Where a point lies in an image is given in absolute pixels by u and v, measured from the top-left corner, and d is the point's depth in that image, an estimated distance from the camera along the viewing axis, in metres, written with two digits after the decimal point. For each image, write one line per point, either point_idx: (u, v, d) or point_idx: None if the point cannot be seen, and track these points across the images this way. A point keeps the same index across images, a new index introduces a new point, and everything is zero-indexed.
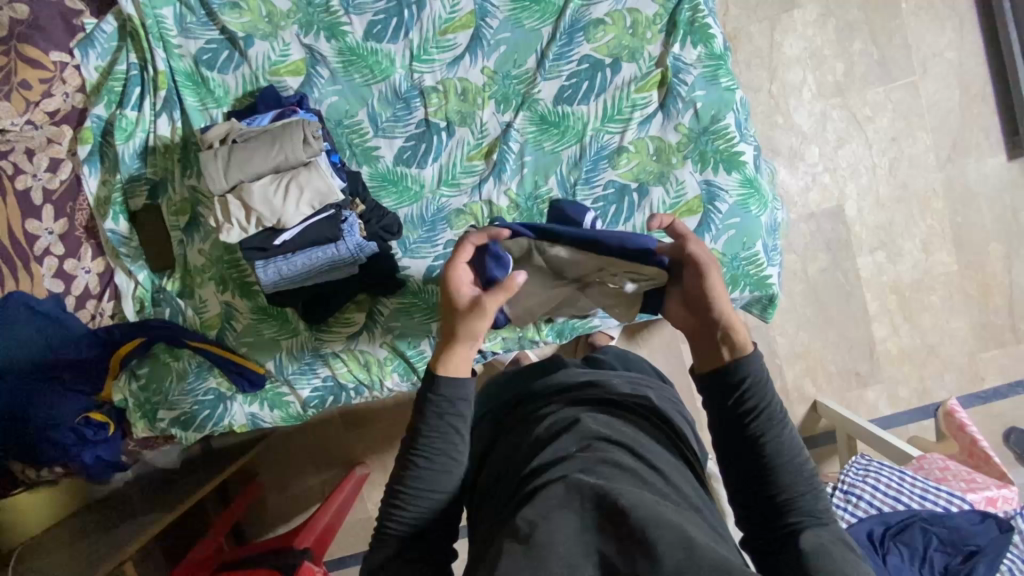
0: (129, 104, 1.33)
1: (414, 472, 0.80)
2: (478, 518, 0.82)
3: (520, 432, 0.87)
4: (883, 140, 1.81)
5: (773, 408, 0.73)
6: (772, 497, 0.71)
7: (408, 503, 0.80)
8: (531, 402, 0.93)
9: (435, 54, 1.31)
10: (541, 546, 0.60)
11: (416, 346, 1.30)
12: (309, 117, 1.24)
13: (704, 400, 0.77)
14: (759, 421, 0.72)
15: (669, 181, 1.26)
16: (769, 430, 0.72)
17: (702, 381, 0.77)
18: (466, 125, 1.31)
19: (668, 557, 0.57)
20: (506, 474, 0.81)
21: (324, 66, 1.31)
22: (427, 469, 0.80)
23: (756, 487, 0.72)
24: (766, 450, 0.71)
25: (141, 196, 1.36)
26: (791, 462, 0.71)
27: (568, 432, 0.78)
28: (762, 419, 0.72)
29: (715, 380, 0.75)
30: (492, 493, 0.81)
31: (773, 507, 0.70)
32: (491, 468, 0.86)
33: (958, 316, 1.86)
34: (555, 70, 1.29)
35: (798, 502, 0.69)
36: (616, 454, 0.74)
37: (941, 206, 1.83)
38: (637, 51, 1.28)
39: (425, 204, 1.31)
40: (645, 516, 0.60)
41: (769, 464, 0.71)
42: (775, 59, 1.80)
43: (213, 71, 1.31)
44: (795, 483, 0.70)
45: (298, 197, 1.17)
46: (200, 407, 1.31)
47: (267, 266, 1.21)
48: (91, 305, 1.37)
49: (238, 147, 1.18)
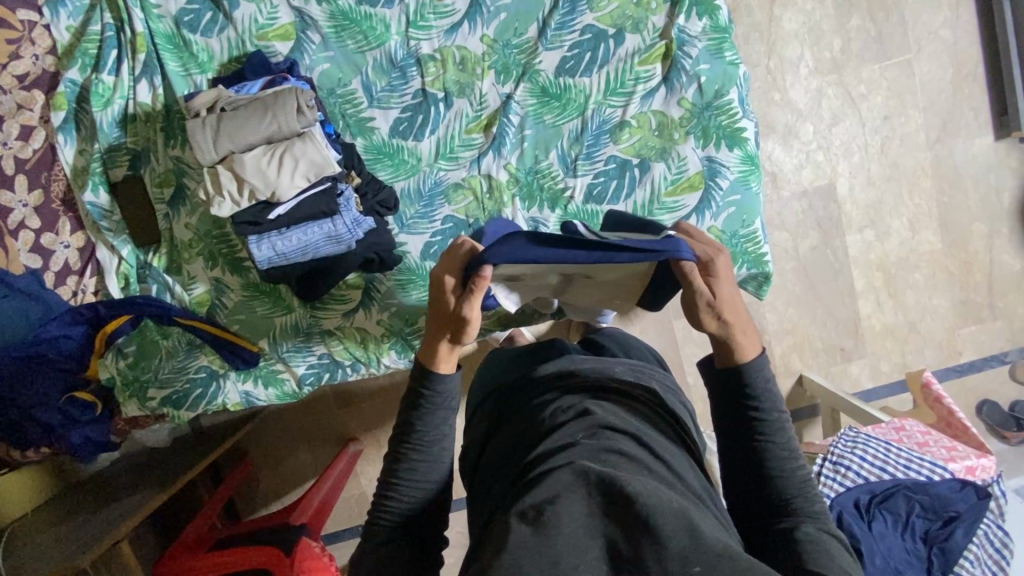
0: (105, 67, 1.24)
1: (403, 464, 0.83)
2: (481, 498, 0.83)
3: (523, 418, 0.87)
4: (876, 118, 1.82)
5: (776, 415, 0.77)
6: (768, 497, 0.74)
7: (397, 492, 0.82)
8: (529, 388, 0.92)
9: (433, 20, 1.25)
10: (549, 527, 0.61)
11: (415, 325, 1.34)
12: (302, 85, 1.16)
13: (717, 404, 0.81)
14: (766, 428, 0.76)
15: (671, 157, 1.25)
16: (770, 432, 0.76)
17: (721, 386, 0.80)
18: (465, 96, 1.27)
19: (673, 541, 0.58)
20: (510, 460, 0.81)
21: (315, 30, 1.24)
22: (420, 462, 0.83)
23: (754, 487, 0.76)
24: (766, 451, 0.76)
25: (122, 167, 1.29)
26: (789, 468, 0.75)
27: (574, 419, 0.79)
28: (767, 421, 0.77)
29: (732, 380, 0.79)
30: (495, 476, 0.82)
31: (767, 504, 0.74)
32: (492, 454, 0.86)
33: (940, 294, 1.91)
34: (557, 39, 1.25)
35: (793, 503, 0.73)
36: (622, 443, 0.74)
37: (930, 185, 1.86)
38: (641, 22, 1.24)
39: (423, 177, 1.28)
40: (651, 503, 0.61)
41: (769, 463, 0.75)
42: (774, 34, 1.78)
43: (196, 33, 1.24)
44: (791, 484, 0.74)
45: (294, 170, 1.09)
46: (192, 386, 1.31)
47: (261, 241, 1.13)
48: (71, 281, 1.32)
49: (227, 116, 1.10)
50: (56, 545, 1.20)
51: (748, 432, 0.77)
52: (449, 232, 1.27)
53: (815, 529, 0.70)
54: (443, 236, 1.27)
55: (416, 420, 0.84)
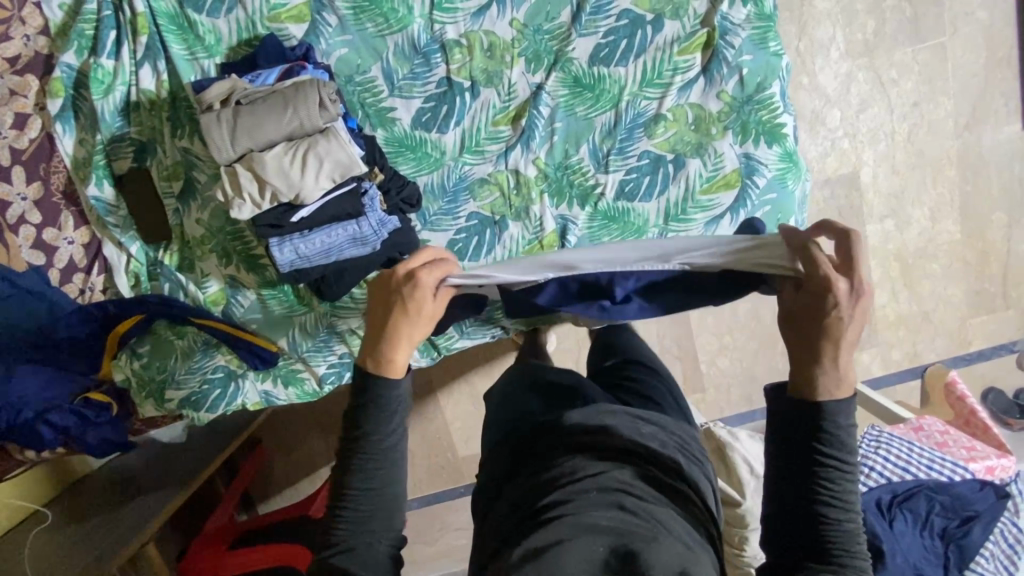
0: (104, 50, 1.14)
1: (356, 468, 0.78)
2: (489, 530, 0.82)
3: (543, 458, 0.85)
4: (905, 105, 1.76)
5: (843, 454, 0.72)
6: (810, 544, 0.71)
7: (351, 502, 0.77)
8: (544, 424, 0.90)
9: (459, 2, 1.17)
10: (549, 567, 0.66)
11: None
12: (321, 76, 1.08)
13: (773, 435, 0.76)
14: (828, 470, 0.71)
15: (707, 153, 1.20)
16: (829, 475, 0.72)
17: (788, 415, 0.75)
18: (492, 86, 1.19)
19: None
20: (522, 498, 0.80)
21: (331, 12, 1.16)
22: (370, 467, 0.78)
23: (796, 531, 0.72)
24: (818, 497, 0.71)
25: (126, 159, 1.21)
26: (838, 515, 0.71)
27: (591, 471, 0.79)
28: (826, 463, 0.72)
29: (801, 414, 0.74)
30: (505, 509, 0.81)
31: (808, 552, 0.71)
32: (506, 488, 0.85)
33: (955, 284, 1.91)
34: (592, 25, 1.17)
35: (837, 553, 0.69)
36: (635, 497, 0.76)
37: (954, 174, 1.82)
38: (681, 7, 1.17)
39: (446, 172, 1.22)
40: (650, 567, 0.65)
41: (821, 507, 0.71)
42: (805, 14, 1.69)
43: (201, 13, 1.14)
44: (834, 531, 0.70)
45: (321, 173, 1.02)
46: (210, 387, 1.28)
47: (283, 244, 1.07)
48: (77, 279, 1.26)
49: (244, 111, 1.02)
50: (85, 547, 1.22)
51: (803, 475, 0.72)
52: (474, 228, 1.20)
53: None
54: (468, 233, 1.20)
55: (365, 424, 0.79)
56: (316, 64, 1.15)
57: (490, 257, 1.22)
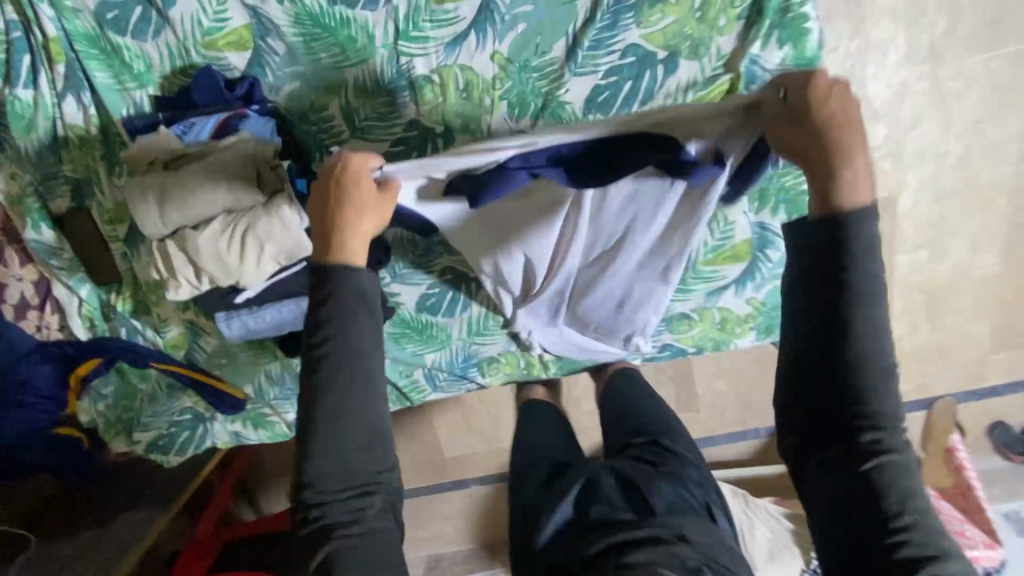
0: (20, 80, 0.99)
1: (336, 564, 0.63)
2: None
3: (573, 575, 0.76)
4: (965, 122, 1.51)
5: (864, 336, 0.61)
6: (846, 389, 0.62)
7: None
8: (572, 539, 0.80)
9: (429, 30, 0.96)
10: None
11: (409, 376, 1.24)
12: (265, 130, 0.95)
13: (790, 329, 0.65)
14: (857, 353, 0.61)
15: (716, 221, 1.03)
16: (858, 358, 0.61)
17: (800, 320, 0.64)
18: (470, 132, 1.02)
19: None
20: None
21: (277, 38, 0.96)
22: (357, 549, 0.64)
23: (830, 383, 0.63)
24: (849, 366, 0.61)
25: (63, 198, 1.09)
26: (876, 384, 0.61)
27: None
28: (859, 319, 0.60)
29: (820, 315, 0.62)
30: None
31: (840, 427, 0.63)
32: None
33: (982, 319, 1.75)
34: (589, 63, 0.97)
35: (871, 421, 0.62)
36: None
37: (1006, 202, 1.60)
38: (702, 44, 0.95)
39: (417, 227, 1.09)
40: None
41: (853, 387, 0.61)
42: (863, 8, 1.40)
43: (125, 36, 0.96)
44: (872, 399, 0.61)
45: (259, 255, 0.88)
46: (178, 429, 1.27)
47: (232, 320, 0.97)
48: (34, 317, 1.18)
49: (172, 180, 0.87)
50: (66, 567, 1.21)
51: (824, 344, 0.62)
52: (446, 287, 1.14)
53: (895, 455, 0.61)
54: (441, 290, 1.15)
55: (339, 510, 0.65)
56: (261, 105, 0.98)
57: (466, 313, 1.17)
